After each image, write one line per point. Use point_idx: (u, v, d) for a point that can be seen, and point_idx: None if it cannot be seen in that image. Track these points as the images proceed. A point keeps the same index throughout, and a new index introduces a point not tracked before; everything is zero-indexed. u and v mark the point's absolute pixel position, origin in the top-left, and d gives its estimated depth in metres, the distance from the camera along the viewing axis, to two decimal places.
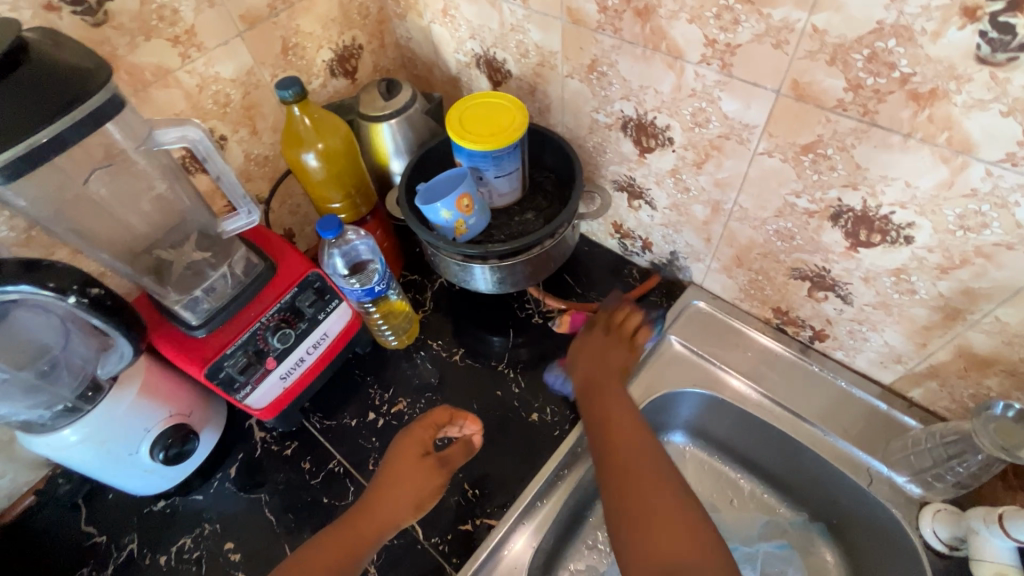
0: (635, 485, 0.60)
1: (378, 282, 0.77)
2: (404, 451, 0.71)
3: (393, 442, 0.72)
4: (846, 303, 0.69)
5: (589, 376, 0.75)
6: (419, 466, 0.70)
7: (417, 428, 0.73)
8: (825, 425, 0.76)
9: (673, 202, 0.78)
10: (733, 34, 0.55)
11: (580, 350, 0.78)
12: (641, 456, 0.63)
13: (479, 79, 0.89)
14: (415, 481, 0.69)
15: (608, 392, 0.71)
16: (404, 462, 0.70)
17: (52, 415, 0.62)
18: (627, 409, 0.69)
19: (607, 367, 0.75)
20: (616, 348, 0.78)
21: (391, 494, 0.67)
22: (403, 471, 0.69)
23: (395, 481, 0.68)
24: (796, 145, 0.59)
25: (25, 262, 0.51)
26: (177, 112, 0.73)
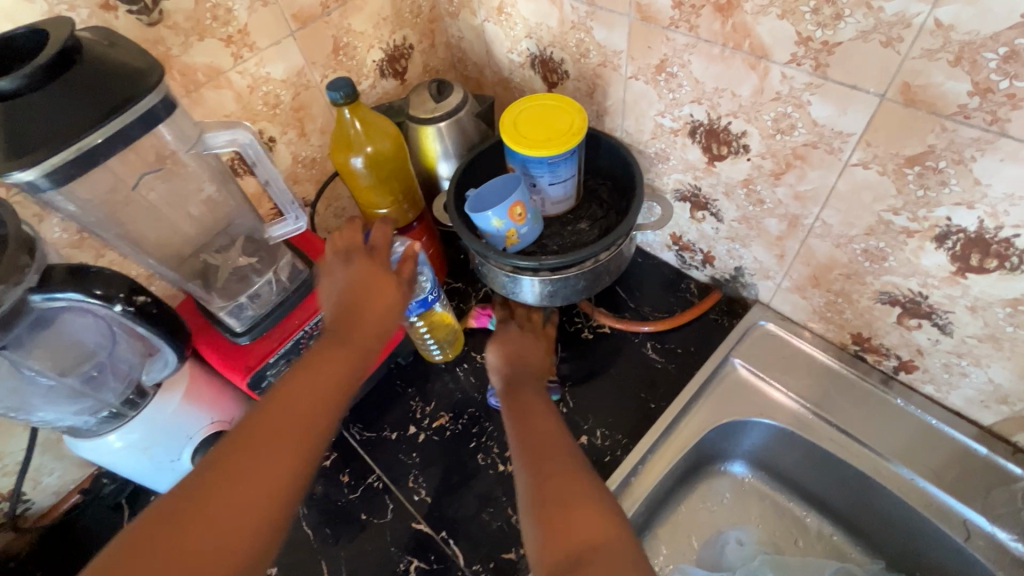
0: (544, 467, 0.51)
1: (430, 293, 0.73)
2: (367, 268, 0.59)
3: (343, 258, 0.61)
4: (944, 334, 0.62)
5: (508, 374, 0.68)
6: (391, 280, 0.59)
7: (376, 244, 0.62)
8: (910, 466, 0.68)
9: (743, 214, 0.71)
10: (833, 31, 0.49)
11: (499, 339, 0.72)
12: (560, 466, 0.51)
13: (533, 80, 0.85)
14: (388, 294, 0.58)
15: (523, 383, 0.66)
16: (370, 276, 0.59)
17: (96, 422, 0.60)
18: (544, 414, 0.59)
19: (525, 356, 0.70)
20: (533, 343, 0.73)
21: (372, 307, 0.57)
22: (370, 288, 0.58)
23: (369, 298, 0.57)
24: (900, 157, 0.52)
25: (73, 268, 0.50)
26: (228, 113, 0.71)
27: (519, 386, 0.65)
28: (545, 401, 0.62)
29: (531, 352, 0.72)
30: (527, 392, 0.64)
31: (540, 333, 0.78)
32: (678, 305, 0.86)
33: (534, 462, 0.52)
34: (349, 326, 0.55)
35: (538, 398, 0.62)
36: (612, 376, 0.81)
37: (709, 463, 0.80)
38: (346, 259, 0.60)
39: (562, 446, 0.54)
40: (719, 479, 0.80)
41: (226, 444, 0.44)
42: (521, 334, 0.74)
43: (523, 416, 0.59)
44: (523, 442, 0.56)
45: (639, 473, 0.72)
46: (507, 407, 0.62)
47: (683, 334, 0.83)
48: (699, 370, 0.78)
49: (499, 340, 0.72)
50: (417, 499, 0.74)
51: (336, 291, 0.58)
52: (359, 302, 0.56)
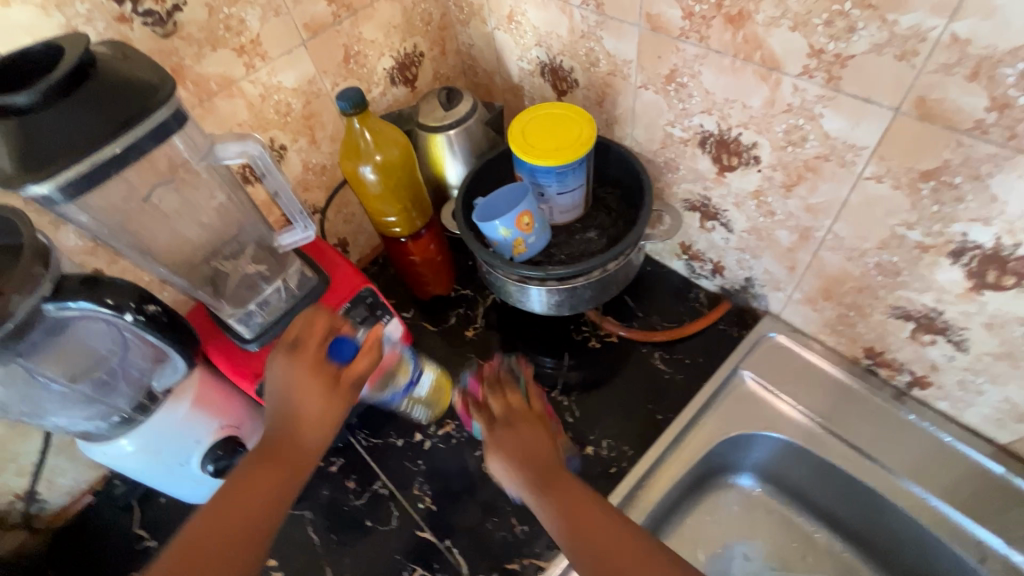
0: None
1: (417, 371, 0.72)
2: (291, 377, 0.56)
3: (273, 359, 0.57)
4: (960, 351, 0.60)
5: (529, 480, 0.54)
6: (323, 386, 0.55)
7: (307, 339, 0.57)
8: (923, 484, 0.67)
9: (753, 225, 0.71)
10: (846, 43, 0.48)
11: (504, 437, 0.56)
12: None
13: (543, 87, 0.85)
14: (315, 406, 0.55)
15: (557, 480, 0.54)
16: (299, 385, 0.55)
17: (108, 426, 0.61)
18: (604, 518, 0.51)
19: (537, 451, 0.56)
20: (535, 428, 0.58)
21: (297, 421, 0.54)
22: (302, 398, 0.55)
23: (296, 416, 0.54)
24: (914, 171, 0.51)
25: (86, 278, 0.51)
26: (239, 122, 0.72)
27: (551, 479, 0.54)
28: (589, 489, 0.54)
29: (544, 443, 0.56)
30: (565, 492, 0.53)
31: (529, 412, 0.59)
32: (687, 315, 0.85)
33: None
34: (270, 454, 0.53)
35: (585, 494, 0.53)
36: (619, 386, 0.81)
37: (717, 475, 0.79)
38: (275, 360, 0.57)
39: (648, 553, 0.48)
40: (726, 492, 0.79)
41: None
42: (514, 425, 0.57)
43: (580, 524, 0.50)
44: (595, 564, 0.48)
45: (646, 485, 0.72)
46: (549, 514, 0.52)
47: (692, 344, 0.82)
48: (708, 382, 0.78)
49: (498, 439, 0.57)
50: (422, 507, 0.74)
51: (271, 408, 0.55)
52: (284, 425, 0.54)
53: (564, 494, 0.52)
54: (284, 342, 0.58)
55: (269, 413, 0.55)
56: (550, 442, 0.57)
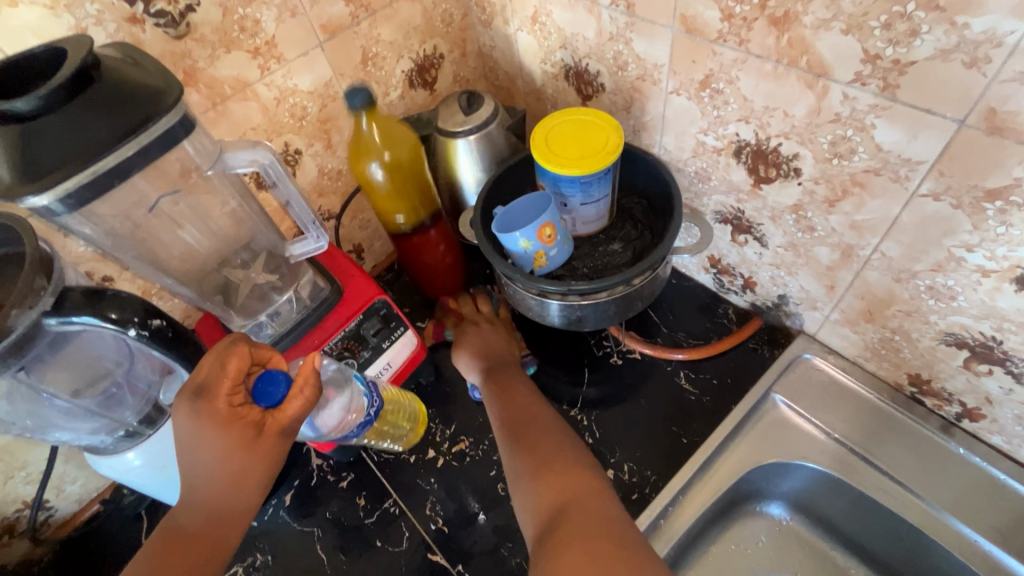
0: (536, 443, 0.59)
1: (373, 408, 0.65)
2: (200, 430, 0.48)
3: (176, 405, 0.49)
4: (1019, 383, 0.56)
5: (481, 363, 0.74)
6: (243, 441, 0.49)
7: (219, 383, 0.50)
8: (971, 524, 0.62)
9: (790, 241, 0.66)
10: (907, 48, 0.44)
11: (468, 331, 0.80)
12: (546, 447, 0.58)
13: (567, 92, 0.81)
14: (233, 465, 0.50)
15: (505, 376, 0.71)
16: (211, 443, 0.49)
17: (112, 440, 0.60)
18: (528, 403, 0.66)
19: (494, 347, 0.77)
20: (495, 336, 0.79)
21: (215, 485, 0.50)
22: (219, 457, 0.49)
23: (216, 478, 0.50)
24: (979, 190, 0.46)
25: (90, 291, 0.48)
26: (253, 126, 0.70)
27: (496, 366, 0.73)
28: (524, 381, 0.71)
29: (501, 344, 0.77)
30: (503, 375, 0.71)
31: (494, 320, 0.83)
32: (714, 331, 0.81)
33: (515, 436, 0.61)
34: (190, 524, 0.50)
35: (522, 391, 0.68)
36: (641, 405, 0.77)
37: (744, 503, 0.74)
38: (179, 408, 0.50)
39: (551, 427, 0.61)
40: (754, 521, 0.75)
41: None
42: (481, 329, 0.79)
43: (506, 397, 0.67)
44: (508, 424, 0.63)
45: (669, 513, 0.68)
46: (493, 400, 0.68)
47: (720, 363, 0.78)
48: (737, 405, 0.73)
49: (465, 336, 0.79)
50: (434, 529, 0.72)
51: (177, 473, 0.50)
52: (203, 493, 0.50)
53: (508, 391, 0.68)
54: (191, 385, 0.50)
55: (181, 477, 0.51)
56: (507, 351, 0.77)
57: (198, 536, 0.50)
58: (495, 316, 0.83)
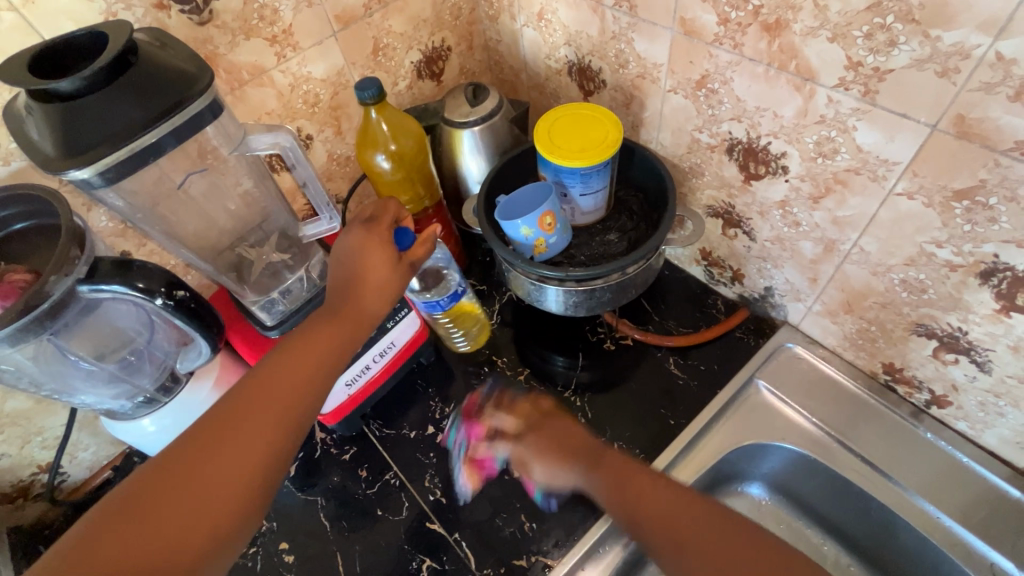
0: (680, 527, 0.50)
1: (459, 284, 0.79)
2: (364, 243, 0.61)
3: (348, 228, 0.62)
4: (983, 371, 0.60)
5: (577, 465, 0.61)
6: (388, 259, 0.61)
7: (382, 218, 0.63)
8: (936, 503, 0.67)
9: (777, 235, 0.70)
10: (885, 57, 0.48)
11: (536, 434, 0.66)
12: (697, 529, 0.49)
13: (569, 87, 0.84)
14: (383, 274, 0.60)
15: (593, 456, 0.61)
16: (369, 255, 0.60)
17: (131, 406, 0.63)
18: (636, 474, 0.57)
19: (572, 443, 0.63)
20: (563, 426, 0.65)
21: (363, 285, 0.59)
22: (368, 267, 0.60)
23: (363, 278, 0.59)
24: (948, 190, 0.50)
25: (119, 260, 0.51)
26: (269, 111, 0.73)
27: (598, 462, 0.60)
28: (635, 463, 0.58)
29: (574, 437, 0.64)
30: (613, 465, 0.58)
31: (545, 412, 0.68)
32: (704, 320, 0.85)
33: (678, 550, 0.49)
34: (342, 304, 0.58)
35: (617, 457, 0.59)
36: (632, 389, 0.81)
37: (727, 483, 0.78)
38: (352, 229, 0.62)
39: (678, 494, 0.53)
40: (735, 500, 0.79)
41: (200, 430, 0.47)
42: (541, 428, 0.66)
43: (625, 487, 0.56)
44: (627, 508, 0.54)
45: None
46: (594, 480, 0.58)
47: (708, 350, 0.82)
48: (723, 389, 0.78)
49: (532, 443, 0.66)
50: (432, 499, 0.75)
51: (341, 266, 0.61)
52: (354, 287, 0.59)
53: (604, 465, 0.59)
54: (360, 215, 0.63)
55: (339, 272, 0.60)
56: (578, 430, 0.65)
57: (345, 318, 0.58)
58: (538, 407, 0.69)
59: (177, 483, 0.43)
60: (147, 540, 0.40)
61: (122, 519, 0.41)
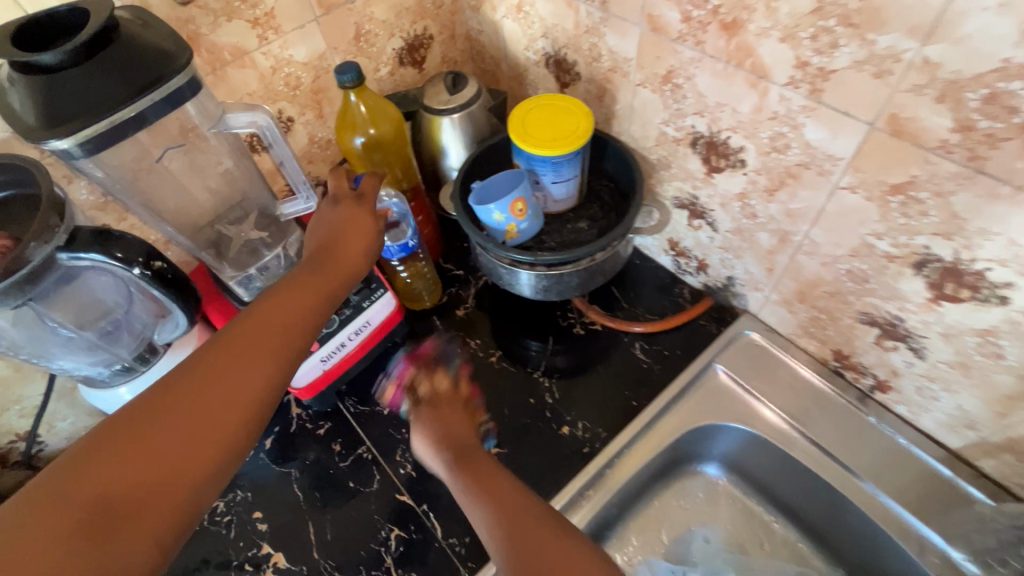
0: (504, 510, 0.54)
1: (412, 237, 0.79)
2: (350, 213, 0.65)
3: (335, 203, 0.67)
4: (918, 357, 0.64)
5: (447, 452, 0.66)
6: (371, 224, 0.65)
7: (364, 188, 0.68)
8: (875, 482, 0.71)
9: (737, 226, 0.74)
10: (829, 58, 0.51)
11: (430, 408, 0.73)
12: (521, 515, 0.53)
13: (547, 78, 0.87)
14: (363, 236, 0.64)
15: (468, 451, 0.65)
16: (351, 222, 0.64)
17: (109, 373, 0.65)
18: (492, 472, 0.60)
19: (454, 434, 0.68)
20: (457, 418, 0.72)
21: (344, 245, 0.63)
22: (350, 230, 0.64)
23: (342, 236, 0.63)
24: (885, 184, 0.54)
25: (98, 231, 0.54)
26: (250, 92, 0.75)
27: (463, 455, 0.64)
28: (496, 462, 0.62)
29: (464, 432, 0.69)
30: (469, 458, 0.63)
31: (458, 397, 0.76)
32: (670, 308, 0.89)
33: (501, 533, 0.52)
34: (323, 261, 0.61)
35: (487, 458, 0.63)
36: (599, 372, 0.84)
37: (685, 462, 0.83)
38: (341, 205, 0.66)
39: (516, 493, 0.56)
40: (693, 479, 0.83)
41: (182, 374, 0.46)
42: (441, 406, 0.74)
43: (477, 481, 0.58)
44: (470, 493, 0.58)
45: (616, 463, 0.76)
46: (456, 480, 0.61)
47: (672, 336, 0.86)
48: (683, 372, 0.81)
49: (427, 416, 0.72)
50: (403, 473, 0.78)
51: (322, 231, 0.64)
52: (332, 246, 0.62)
53: (468, 462, 0.62)
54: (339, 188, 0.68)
55: (317, 236, 0.63)
56: (470, 430, 0.70)
57: (328, 271, 0.60)
58: (456, 392, 0.77)
59: (172, 409, 0.44)
60: (134, 469, 0.40)
61: (119, 441, 0.41)
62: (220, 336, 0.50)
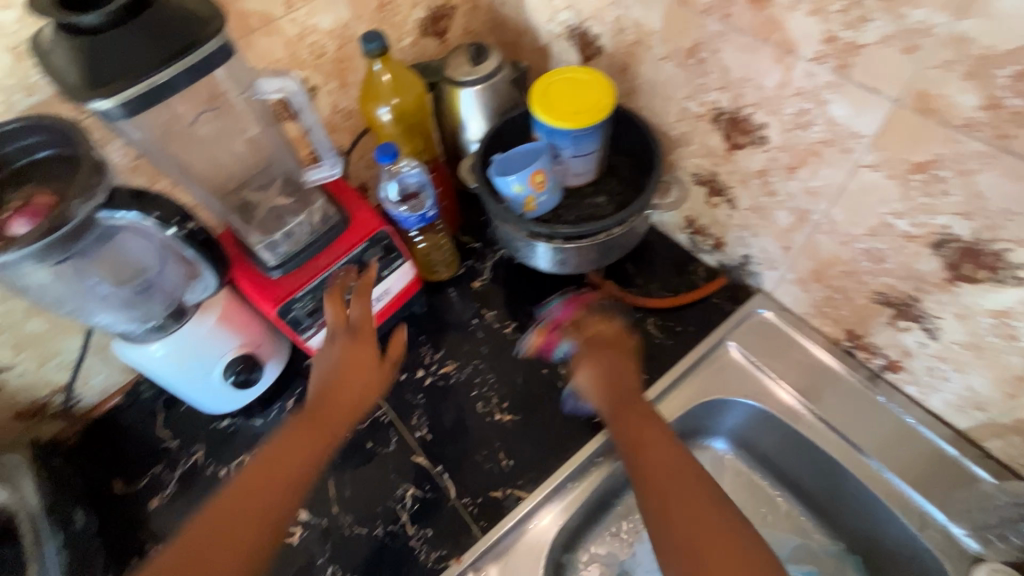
0: (668, 491, 0.56)
1: (430, 208, 0.80)
2: (351, 349, 0.67)
3: (332, 341, 0.68)
4: (932, 338, 0.65)
5: (609, 397, 0.68)
6: (371, 360, 0.67)
7: (362, 323, 0.69)
8: (880, 459, 0.72)
9: (755, 204, 0.74)
10: (858, 32, 0.51)
11: (591, 352, 0.72)
12: (698, 508, 0.54)
13: (569, 52, 0.86)
14: (359, 367, 0.66)
15: (631, 402, 0.67)
16: (345, 353, 0.66)
17: (144, 330, 0.68)
18: (656, 432, 0.63)
19: (623, 380, 0.69)
20: (627, 361, 0.72)
21: (340, 379, 0.64)
22: (348, 366, 0.65)
23: (339, 371, 0.65)
24: (907, 162, 0.54)
25: (134, 193, 0.56)
26: (276, 60, 0.76)
27: (625, 404, 0.66)
28: (668, 434, 0.63)
29: (631, 376, 0.70)
30: (635, 412, 0.65)
31: (620, 344, 0.74)
32: (684, 285, 0.89)
33: (664, 513, 0.54)
34: (319, 403, 0.63)
35: (650, 414, 0.65)
36: None
37: (693, 436, 0.85)
38: (336, 341, 0.68)
39: (687, 463, 0.58)
40: (700, 452, 0.85)
41: (191, 534, 0.51)
42: (607, 351, 0.72)
43: (646, 441, 0.61)
44: (636, 447, 0.61)
45: None
46: (618, 430, 0.64)
47: (685, 313, 0.87)
48: (694, 348, 0.83)
49: (593, 356, 0.72)
50: (419, 436, 0.81)
51: (324, 371, 0.66)
52: (328, 387, 0.64)
53: (629, 412, 0.65)
54: (338, 325, 0.68)
55: (317, 380, 0.65)
56: (633, 374, 0.70)
57: (322, 412, 0.62)
58: (618, 334, 0.75)
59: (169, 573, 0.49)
60: None
61: None
62: (222, 496, 0.54)
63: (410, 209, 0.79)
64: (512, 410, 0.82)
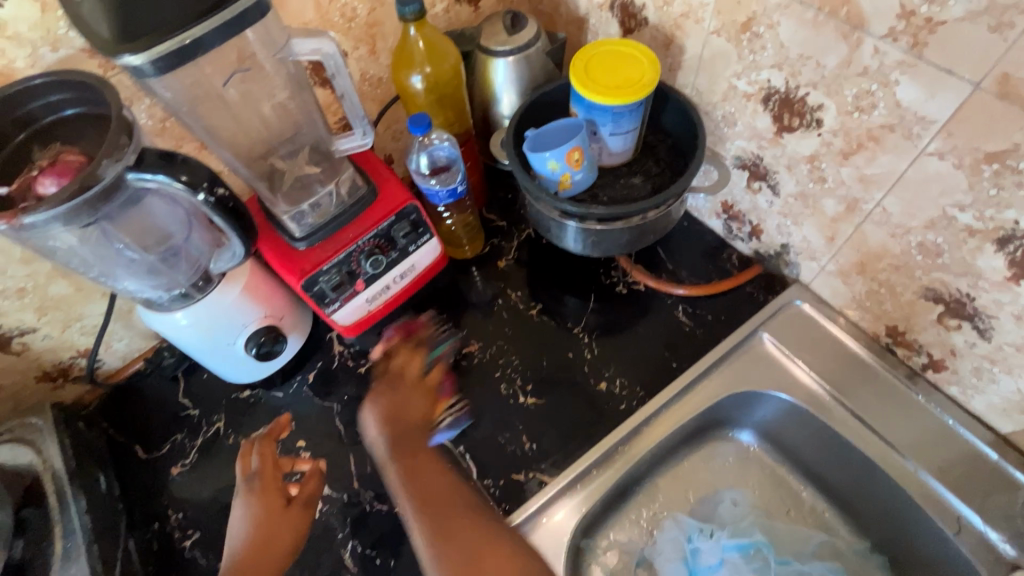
0: (446, 520, 0.53)
1: (460, 183, 0.76)
2: (259, 509, 0.59)
3: (233, 502, 0.60)
4: (982, 338, 0.62)
5: (391, 428, 0.63)
6: (276, 509, 0.59)
7: (265, 470, 0.62)
8: (917, 459, 0.70)
9: (801, 190, 0.70)
10: (940, 7, 0.47)
11: (384, 389, 0.67)
12: (482, 541, 0.52)
13: (610, 23, 0.82)
14: (269, 526, 0.58)
15: (414, 440, 0.62)
16: (253, 510, 0.59)
17: (167, 298, 0.66)
18: (432, 465, 0.59)
19: (403, 414, 0.65)
20: (415, 396, 0.68)
21: (250, 545, 0.56)
22: (265, 529, 0.58)
23: (253, 536, 0.57)
24: (980, 151, 0.51)
25: (164, 153, 0.54)
26: (306, 22, 0.72)
27: (407, 446, 0.61)
28: (440, 463, 0.60)
29: (416, 408, 0.67)
30: (414, 444, 0.61)
31: (420, 381, 0.71)
32: (716, 274, 0.86)
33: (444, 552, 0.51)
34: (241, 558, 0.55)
35: (426, 451, 0.61)
36: (639, 333, 0.83)
37: (717, 427, 0.83)
38: (238, 500, 0.60)
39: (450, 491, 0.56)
40: (724, 444, 0.83)
41: None
42: (395, 386, 0.68)
43: (415, 473, 0.57)
44: (417, 495, 0.55)
45: (651, 423, 0.77)
46: (396, 474, 0.58)
47: (715, 302, 0.84)
48: (724, 340, 0.80)
49: (381, 393, 0.67)
50: None
51: (232, 542, 0.57)
52: (241, 555, 0.56)
53: (411, 463, 0.59)
54: (241, 477, 0.61)
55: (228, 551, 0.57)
56: (422, 403, 0.68)
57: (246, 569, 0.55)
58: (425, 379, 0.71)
59: None
60: None
61: None
62: None
63: (440, 183, 0.76)
64: (535, 393, 0.80)
